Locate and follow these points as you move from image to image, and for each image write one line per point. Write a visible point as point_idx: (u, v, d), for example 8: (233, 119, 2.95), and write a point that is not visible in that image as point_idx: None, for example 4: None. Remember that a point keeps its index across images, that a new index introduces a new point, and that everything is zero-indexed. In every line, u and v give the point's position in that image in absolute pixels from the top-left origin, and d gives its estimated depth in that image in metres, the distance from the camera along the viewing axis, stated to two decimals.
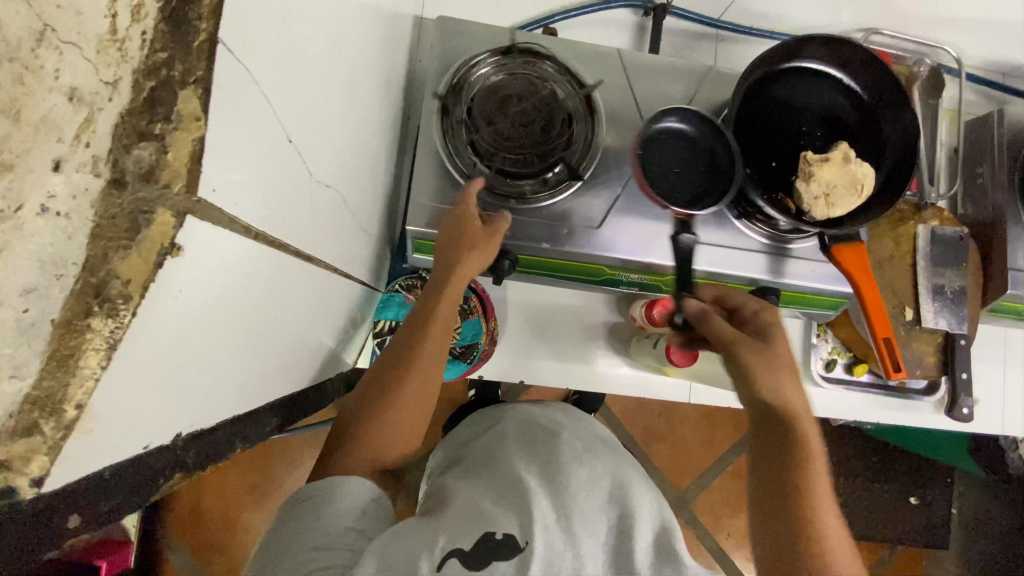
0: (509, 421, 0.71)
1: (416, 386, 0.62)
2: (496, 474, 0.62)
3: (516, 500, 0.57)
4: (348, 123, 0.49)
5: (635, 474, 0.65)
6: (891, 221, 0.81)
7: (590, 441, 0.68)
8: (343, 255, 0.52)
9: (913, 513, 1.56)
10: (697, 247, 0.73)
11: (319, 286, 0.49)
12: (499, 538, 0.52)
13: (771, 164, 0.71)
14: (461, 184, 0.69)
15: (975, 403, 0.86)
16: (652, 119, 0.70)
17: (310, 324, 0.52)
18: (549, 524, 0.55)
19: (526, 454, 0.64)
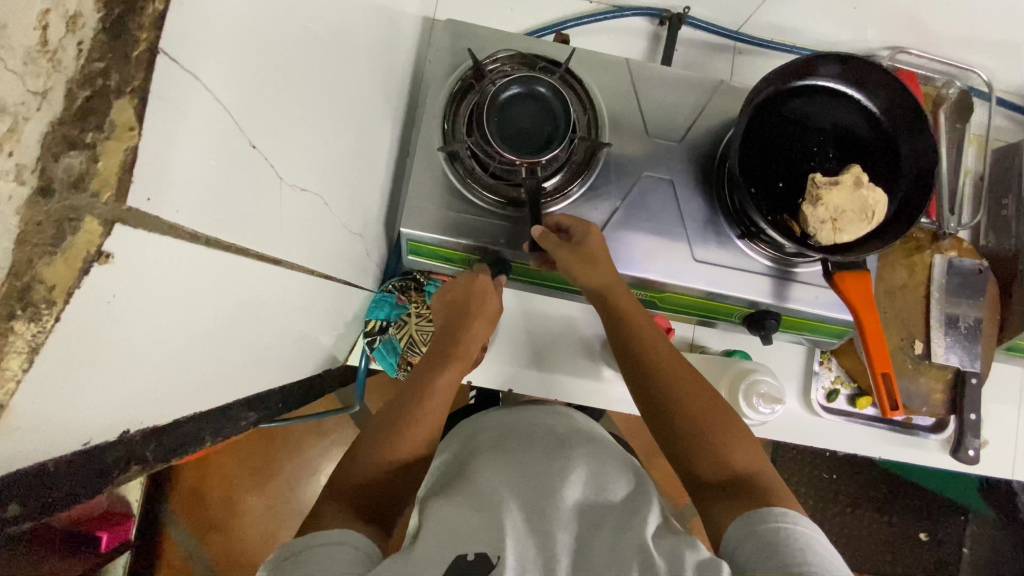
0: (487, 427, 0.73)
1: (428, 418, 0.64)
2: (470, 485, 0.62)
3: (491, 510, 0.57)
4: (336, 124, 0.48)
5: (614, 466, 0.66)
6: (906, 249, 0.78)
7: (566, 436, 0.70)
8: (324, 255, 0.52)
9: (921, 550, 1.50)
10: (695, 265, 0.71)
11: (298, 286, 0.49)
12: (471, 559, 0.51)
13: (777, 185, 0.68)
14: (459, 190, 0.69)
15: (983, 444, 0.82)
16: (494, 87, 0.66)
17: (289, 324, 0.53)
18: (521, 534, 0.55)
19: (498, 457, 0.66)
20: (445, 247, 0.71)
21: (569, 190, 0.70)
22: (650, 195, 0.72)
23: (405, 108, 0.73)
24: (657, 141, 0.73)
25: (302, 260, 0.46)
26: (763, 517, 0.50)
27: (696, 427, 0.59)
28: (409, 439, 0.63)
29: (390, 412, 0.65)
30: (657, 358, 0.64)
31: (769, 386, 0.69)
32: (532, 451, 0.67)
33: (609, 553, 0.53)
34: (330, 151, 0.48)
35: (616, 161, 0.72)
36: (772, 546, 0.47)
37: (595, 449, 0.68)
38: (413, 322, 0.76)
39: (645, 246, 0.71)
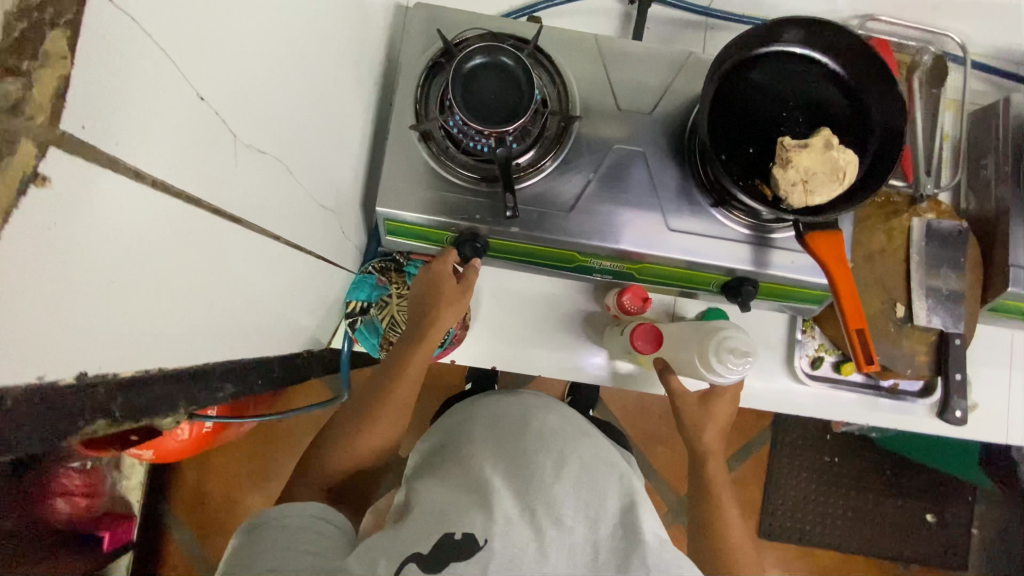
0: (479, 414, 0.78)
1: (387, 421, 0.72)
2: (461, 471, 0.69)
3: (482, 500, 0.64)
4: (305, 95, 0.50)
5: (604, 459, 0.72)
6: (884, 211, 0.78)
7: (558, 429, 0.74)
8: (292, 225, 0.54)
9: (928, 532, 1.48)
10: (670, 235, 0.72)
11: (265, 254, 0.50)
12: (458, 538, 0.60)
13: (747, 151, 0.69)
14: (434, 169, 0.71)
15: (972, 407, 0.82)
16: (459, 62, 0.67)
17: (262, 297, 0.54)
18: (512, 522, 0.62)
19: (489, 448, 0.72)
20: (422, 225, 0.72)
21: (543, 164, 0.71)
22: (624, 166, 0.73)
23: (380, 91, 0.74)
24: (628, 115, 0.74)
25: (263, 227, 0.48)
26: None
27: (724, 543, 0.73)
28: (370, 439, 0.72)
29: (363, 400, 0.73)
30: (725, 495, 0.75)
31: (737, 340, 0.69)
32: (524, 443, 0.72)
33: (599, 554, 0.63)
34: (296, 121, 0.49)
35: (588, 135, 0.73)
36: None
37: (589, 445, 0.74)
38: (395, 302, 0.77)
39: (622, 218, 0.72)
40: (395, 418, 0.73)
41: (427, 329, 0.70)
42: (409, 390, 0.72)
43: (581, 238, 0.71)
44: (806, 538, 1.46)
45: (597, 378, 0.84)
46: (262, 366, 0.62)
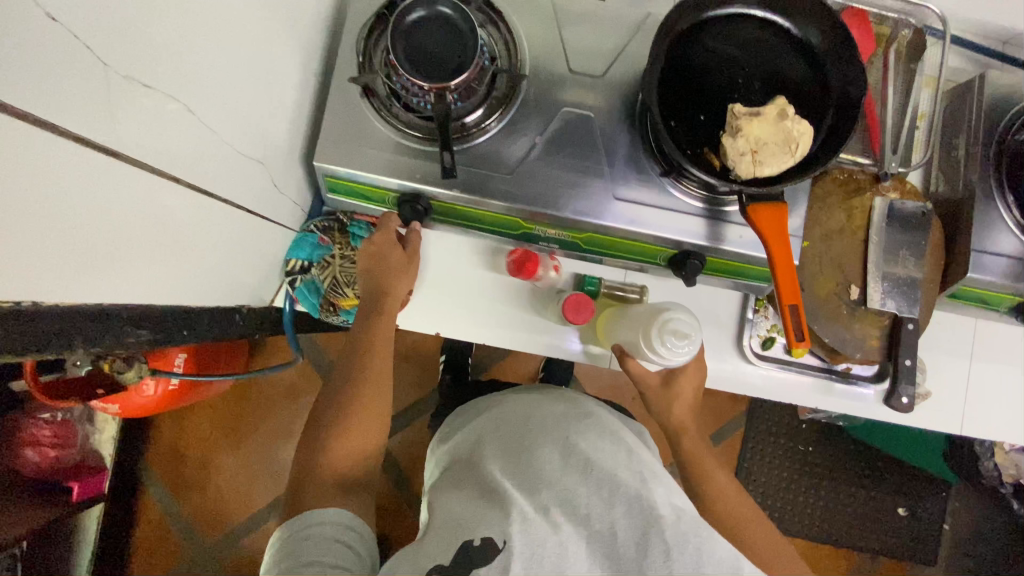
0: (486, 414, 0.75)
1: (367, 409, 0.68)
2: (475, 474, 0.66)
3: (496, 501, 0.60)
4: (217, 37, 0.49)
5: (611, 439, 0.67)
6: (844, 190, 0.76)
7: (560, 416, 0.70)
8: (195, 169, 0.53)
9: (899, 525, 1.47)
10: (618, 204, 0.70)
11: (161, 197, 0.50)
12: (476, 544, 0.56)
13: (698, 119, 0.67)
14: (377, 126, 0.69)
15: (925, 395, 0.80)
16: (401, 13, 0.65)
17: (167, 242, 0.53)
18: (529, 517, 0.58)
19: (499, 447, 0.68)
20: (362, 183, 0.70)
21: (488, 125, 0.69)
22: (573, 131, 0.71)
23: (326, 44, 0.72)
24: (580, 77, 0.71)
25: (154, 165, 0.47)
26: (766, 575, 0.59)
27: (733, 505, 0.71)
28: (359, 431, 0.66)
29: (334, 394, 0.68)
30: (713, 465, 0.73)
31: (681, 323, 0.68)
32: (529, 438, 0.68)
33: (626, 533, 0.58)
34: (202, 61, 0.48)
35: (537, 97, 0.71)
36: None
37: (592, 424, 0.69)
38: (337, 263, 0.76)
39: (568, 183, 0.70)
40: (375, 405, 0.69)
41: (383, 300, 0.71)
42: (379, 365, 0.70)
43: (524, 204, 0.70)
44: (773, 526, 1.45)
45: (545, 350, 0.82)
46: (178, 315, 0.62)
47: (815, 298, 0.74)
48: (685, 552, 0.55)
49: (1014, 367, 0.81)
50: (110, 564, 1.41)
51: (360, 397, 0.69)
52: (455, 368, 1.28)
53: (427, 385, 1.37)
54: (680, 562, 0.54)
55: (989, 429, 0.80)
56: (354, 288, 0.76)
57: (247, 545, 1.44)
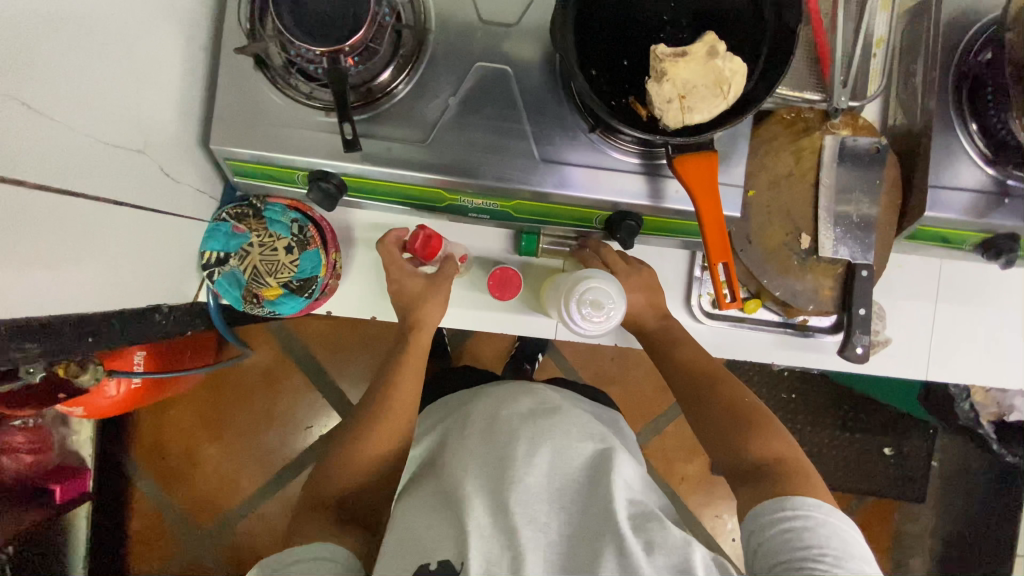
0: (453, 412, 0.68)
1: (388, 423, 0.65)
2: (435, 483, 0.59)
3: (454, 514, 0.53)
4: (63, 20, 0.44)
5: (575, 431, 0.60)
6: (791, 131, 0.70)
7: (526, 408, 0.63)
8: (69, 171, 0.48)
9: (885, 465, 1.44)
10: (544, 166, 0.65)
11: (34, 209, 0.45)
12: (434, 568, 0.49)
13: (621, 64, 0.61)
14: (276, 100, 0.64)
15: (885, 342, 0.76)
16: None
17: (57, 255, 0.50)
18: (487, 530, 0.51)
19: (460, 446, 0.61)
20: (267, 164, 0.66)
21: (394, 88, 0.64)
22: (489, 90, 0.65)
23: (213, 13, 0.66)
24: (494, 28, 0.65)
25: (20, 176, 0.43)
26: (779, 518, 0.55)
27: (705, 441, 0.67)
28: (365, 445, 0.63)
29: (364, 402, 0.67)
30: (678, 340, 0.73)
31: (598, 295, 0.66)
32: (494, 435, 0.60)
33: (583, 541, 0.52)
34: (51, 52, 0.43)
35: (448, 55, 0.65)
36: (774, 544, 0.53)
37: (554, 412, 0.62)
38: (256, 251, 0.73)
39: (491, 147, 0.65)
40: (399, 424, 0.65)
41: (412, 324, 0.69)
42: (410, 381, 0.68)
43: (443, 173, 0.64)
44: None
45: (487, 326, 0.79)
46: (86, 324, 0.58)
47: (763, 249, 0.70)
48: (641, 547, 0.50)
49: (979, 306, 0.77)
50: (106, 563, 1.42)
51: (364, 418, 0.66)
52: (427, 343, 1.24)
53: None
54: (639, 558, 0.49)
55: (954, 372, 0.77)
56: (276, 277, 0.73)
57: (240, 533, 1.45)
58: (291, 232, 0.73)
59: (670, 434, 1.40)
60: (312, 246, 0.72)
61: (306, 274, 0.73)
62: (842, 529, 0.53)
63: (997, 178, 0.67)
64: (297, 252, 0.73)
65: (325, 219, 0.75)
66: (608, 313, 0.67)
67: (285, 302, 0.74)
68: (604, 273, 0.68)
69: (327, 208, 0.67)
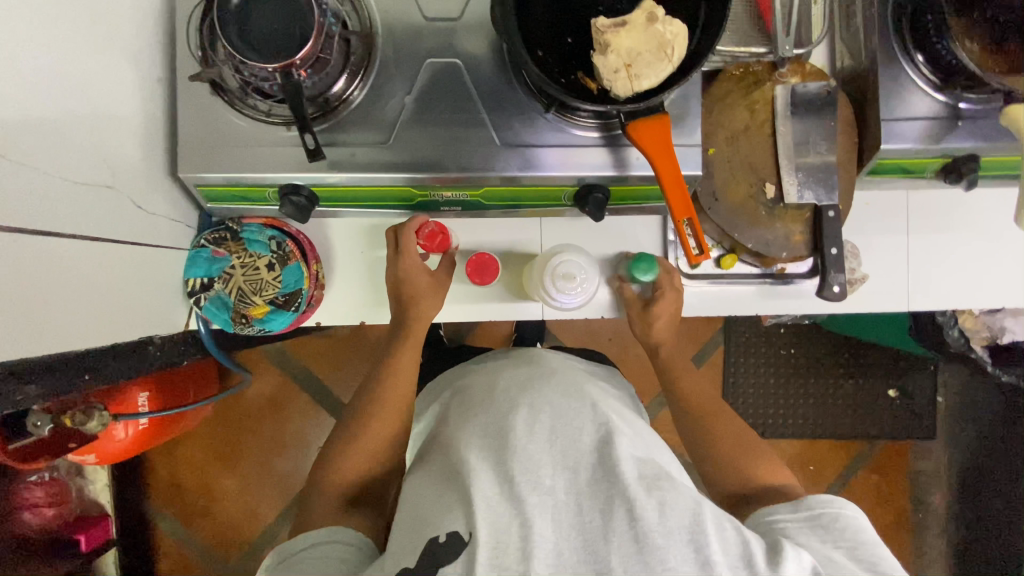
0: (452, 393, 0.69)
1: (391, 411, 0.67)
2: (440, 460, 0.60)
3: (460, 489, 0.54)
4: (17, 66, 0.45)
5: (573, 398, 0.62)
6: (741, 87, 0.72)
7: (523, 381, 0.65)
8: (43, 212, 0.50)
9: (892, 406, 1.45)
10: (507, 150, 0.66)
11: (11, 252, 0.46)
12: (442, 540, 0.50)
13: (566, 41, 0.63)
14: (238, 122, 0.65)
15: (863, 278, 0.78)
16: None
17: (43, 296, 0.51)
18: (493, 498, 0.53)
19: (463, 424, 0.62)
20: (237, 186, 0.67)
21: (350, 95, 0.65)
22: (442, 83, 0.66)
23: (167, 47, 0.67)
24: (438, 25, 0.67)
25: None
26: (789, 510, 0.59)
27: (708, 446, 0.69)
28: (364, 445, 0.65)
29: (363, 399, 0.68)
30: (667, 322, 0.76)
31: (570, 268, 0.73)
32: (495, 408, 0.62)
33: (592, 502, 0.53)
34: (11, 98, 0.45)
35: (399, 56, 0.67)
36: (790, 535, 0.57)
37: (554, 382, 0.64)
38: (239, 273, 0.74)
39: (452, 139, 0.66)
40: (398, 416, 0.67)
41: (406, 323, 0.71)
42: (409, 369, 0.69)
43: (410, 170, 0.66)
44: (767, 433, 1.43)
45: (476, 316, 0.81)
46: (79, 363, 0.59)
47: (730, 204, 0.72)
48: (650, 506, 0.51)
49: (950, 232, 0.78)
50: None
51: (362, 419, 0.66)
52: (431, 345, 1.21)
53: None
54: (648, 519, 0.50)
55: (934, 300, 0.79)
56: (261, 295, 0.74)
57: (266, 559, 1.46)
58: (270, 249, 0.74)
59: None
60: (293, 261, 0.74)
61: (290, 288, 0.75)
62: (857, 524, 0.57)
63: (948, 103, 0.68)
64: (278, 268, 0.74)
65: (301, 233, 0.76)
66: (580, 285, 0.73)
67: (274, 318, 0.75)
68: (576, 250, 0.75)
69: (301, 220, 0.69)
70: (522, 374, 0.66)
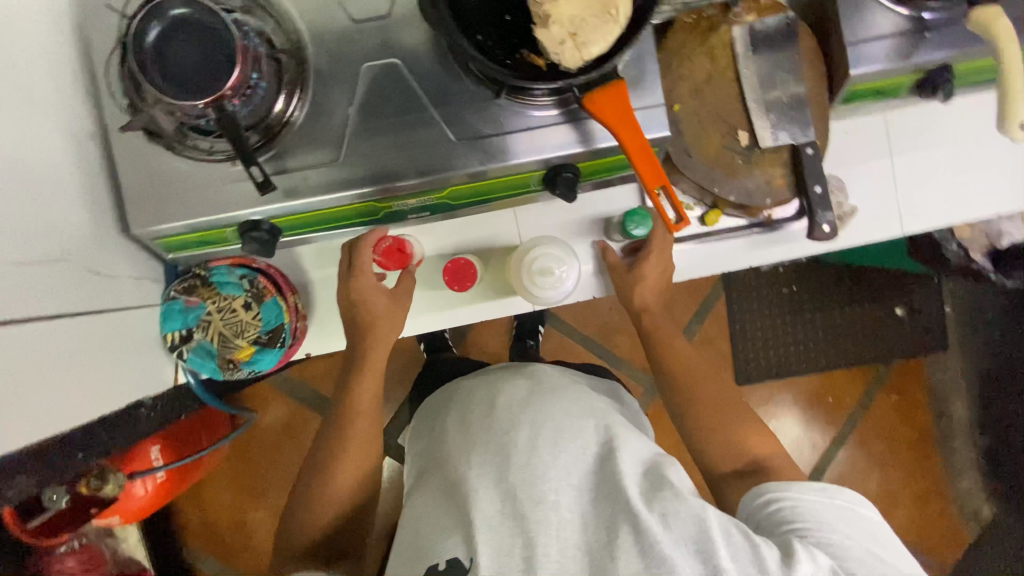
0: (450, 407, 0.68)
1: (361, 433, 0.68)
2: (443, 478, 0.60)
3: (461, 513, 0.55)
4: None
5: (573, 411, 0.61)
6: (696, 35, 0.68)
7: (523, 392, 0.63)
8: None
9: (902, 326, 1.43)
10: (465, 146, 0.63)
11: None
12: (443, 566, 0.53)
13: (504, 20, 0.60)
14: (181, 164, 0.62)
15: (853, 213, 0.76)
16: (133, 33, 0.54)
17: (15, 387, 0.49)
18: (493, 519, 0.53)
19: (462, 439, 0.61)
20: (196, 231, 0.65)
21: (291, 116, 0.62)
22: (384, 86, 0.63)
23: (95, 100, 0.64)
24: (369, 26, 0.63)
25: None
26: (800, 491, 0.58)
27: (718, 422, 0.68)
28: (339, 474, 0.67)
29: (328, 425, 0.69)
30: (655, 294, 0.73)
31: (545, 262, 0.72)
32: (494, 423, 0.60)
33: (597, 519, 0.53)
34: None
35: (334, 66, 0.63)
36: (811, 512, 0.56)
37: (554, 392, 0.64)
38: (217, 317, 0.72)
39: (408, 144, 0.63)
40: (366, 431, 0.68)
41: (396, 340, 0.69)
42: (372, 389, 0.70)
43: (368, 184, 0.63)
44: (781, 374, 1.42)
45: (466, 318, 0.79)
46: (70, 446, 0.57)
47: (705, 160, 0.69)
48: (655, 521, 0.51)
49: (933, 147, 0.75)
50: None
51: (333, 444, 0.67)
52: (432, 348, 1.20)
53: (407, 382, 1.27)
54: (656, 534, 0.50)
55: (927, 219, 0.76)
56: (244, 336, 0.73)
57: None
58: (244, 288, 0.72)
59: None
60: (269, 296, 0.72)
61: (272, 324, 0.73)
62: (856, 507, 0.57)
63: (911, 16, 0.64)
64: (256, 306, 0.72)
65: (271, 266, 0.74)
66: (561, 276, 0.73)
67: (262, 358, 0.74)
68: (547, 240, 0.74)
69: (268, 254, 0.66)
70: (521, 387, 0.64)
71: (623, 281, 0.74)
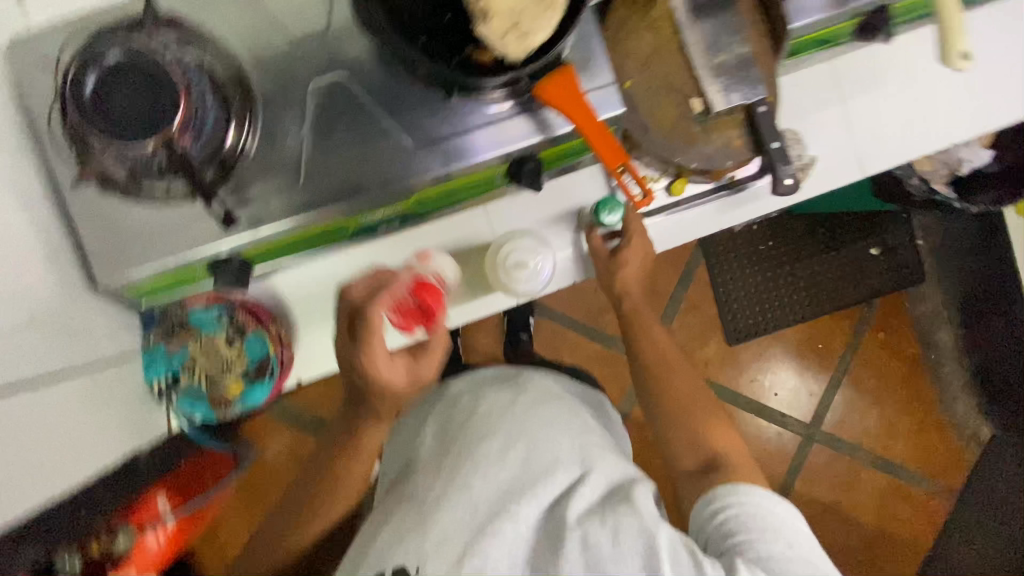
0: (433, 428, 0.78)
1: (360, 464, 0.77)
2: (414, 494, 0.69)
3: (422, 523, 0.64)
4: None
5: (550, 432, 0.72)
6: (637, 9, 0.69)
7: (506, 413, 0.74)
8: None
9: (879, 266, 1.46)
10: (423, 151, 0.63)
11: None
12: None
13: (444, 19, 0.60)
14: (140, 210, 0.61)
15: (812, 162, 0.77)
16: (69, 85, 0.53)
17: None
18: (452, 525, 0.63)
19: (444, 459, 0.71)
20: (166, 275, 0.64)
21: (244, 146, 0.62)
22: (334, 103, 0.63)
23: None
24: (310, 44, 0.62)
25: None
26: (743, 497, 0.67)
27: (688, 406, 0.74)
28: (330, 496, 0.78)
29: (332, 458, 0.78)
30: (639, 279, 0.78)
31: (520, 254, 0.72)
32: (473, 443, 0.71)
33: (550, 531, 0.63)
34: None
35: (280, 90, 0.63)
36: (750, 520, 0.65)
37: (537, 418, 0.73)
38: (202, 358, 0.73)
39: (366, 156, 0.63)
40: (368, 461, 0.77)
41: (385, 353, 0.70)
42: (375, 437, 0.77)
43: (333, 202, 0.62)
44: (770, 329, 1.45)
45: (452, 321, 0.79)
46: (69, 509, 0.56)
47: (663, 131, 0.70)
48: (606, 533, 0.60)
49: (881, 88, 0.77)
50: None
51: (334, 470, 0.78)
52: None
53: None
54: (603, 547, 0.59)
55: (885, 158, 0.78)
56: (232, 371, 0.74)
57: None
58: (224, 325, 0.73)
59: (681, 329, 1.44)
60: (251, 329, 0.73)
61: (258, 356, 0.74)
62: (793, 520, 0.65)
63: None
64: (239, 340, 0.73)
65: (248, 298, 0.74)
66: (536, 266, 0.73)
67: (254, 390, 0.75)
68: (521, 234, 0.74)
69: (240, 287, 0.66)
70: (504, 410, 0.75)
71: (604, 261, 0.76)
